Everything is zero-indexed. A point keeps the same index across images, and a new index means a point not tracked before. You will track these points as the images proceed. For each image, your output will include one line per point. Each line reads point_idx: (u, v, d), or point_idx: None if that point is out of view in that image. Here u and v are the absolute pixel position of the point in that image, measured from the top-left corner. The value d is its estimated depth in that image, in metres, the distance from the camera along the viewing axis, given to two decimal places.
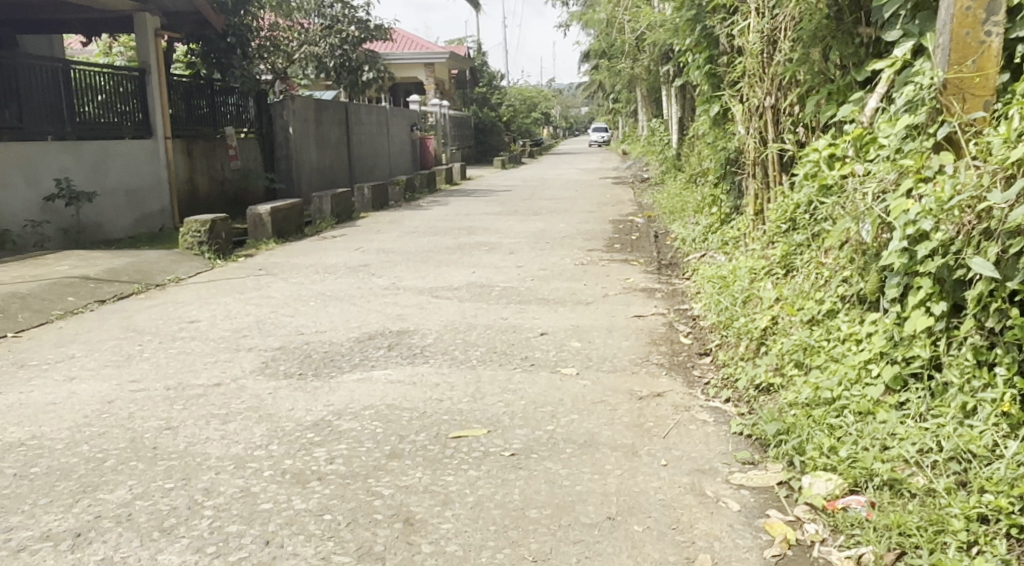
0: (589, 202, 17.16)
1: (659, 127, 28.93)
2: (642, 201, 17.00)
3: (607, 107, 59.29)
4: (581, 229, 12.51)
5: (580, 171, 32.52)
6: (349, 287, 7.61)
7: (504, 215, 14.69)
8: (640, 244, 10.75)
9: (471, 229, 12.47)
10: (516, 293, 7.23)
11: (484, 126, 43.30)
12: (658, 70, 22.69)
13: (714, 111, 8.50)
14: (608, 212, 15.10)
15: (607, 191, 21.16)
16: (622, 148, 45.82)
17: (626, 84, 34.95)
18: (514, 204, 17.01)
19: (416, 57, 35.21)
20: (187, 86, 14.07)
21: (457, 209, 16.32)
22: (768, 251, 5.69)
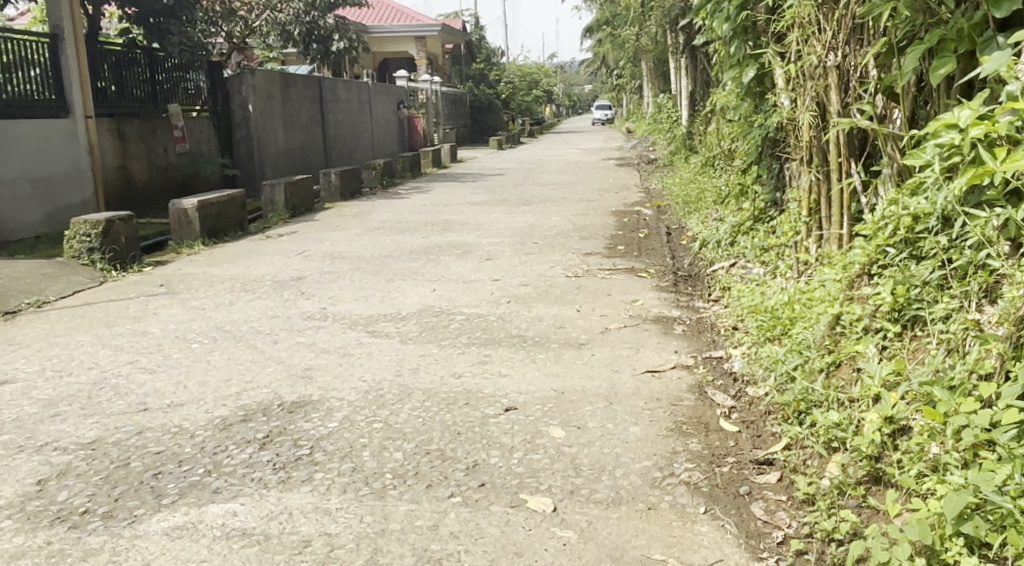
0: (591, 188, 15.23)
1: (668, 103, 26.82)
2: (651, 187, 15.04)
3: (611, 84, 57.00)
4: (578, 224, 10.57)
5: (583, 151, 30.59)
6: (262, 313, 5.72)
7: (490, 206, 12.73)
8: (650, 245, 8.81)
9: (448, 224, 10.54)
10: (481, 327, 5.32)
11: (481, 105, 41.22)
12: (667, 39, 20.78)
13: (749, 76, 6.56)
14: (610, 201, 13.16)
15: (611, 173, 19.29)
16: (627, 126, 43.62)
17: (631, 58, 32.95)
18: (505, 191, 15.07)
19: (407, 30, 33.21)
20: (119, 56, 12.10)
21: (440, 198, 14.39)
22: (855, 283, 3.84)
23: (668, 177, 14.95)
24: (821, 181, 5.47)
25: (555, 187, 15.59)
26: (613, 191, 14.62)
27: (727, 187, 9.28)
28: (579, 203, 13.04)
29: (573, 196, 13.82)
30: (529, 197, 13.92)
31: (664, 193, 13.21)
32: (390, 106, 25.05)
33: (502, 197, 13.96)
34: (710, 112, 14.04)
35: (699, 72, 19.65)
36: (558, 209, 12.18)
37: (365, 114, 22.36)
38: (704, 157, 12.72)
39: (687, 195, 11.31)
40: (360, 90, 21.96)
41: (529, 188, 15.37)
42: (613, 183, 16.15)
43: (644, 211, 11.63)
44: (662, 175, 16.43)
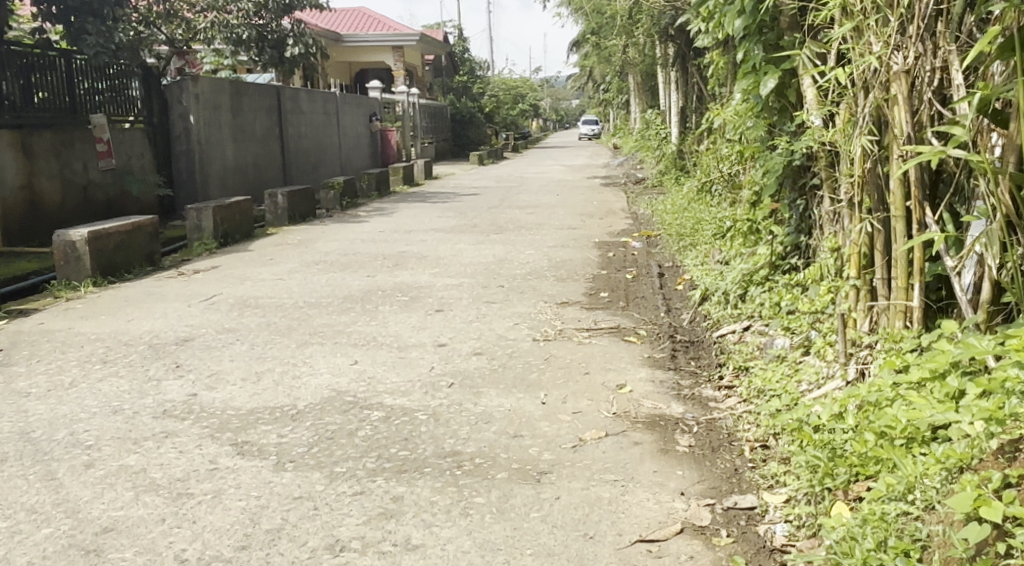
0: (572, 212, 13.71)
1: (657, 119, 25.38)
2: (639, 211, 13.55)
3: (599, 99, 55.58)
4: (554, 259, 9.02)
5: (568, 168, 29.13)
6: (99, 405, 4.15)
7: (457, 234, 11.18)
8: (638, 290, 7.24)
9: (400, 260, 8.97)
10: (399, 434, 3.74)
11: (462, 118, 39.68)
12: (659, 49, 19.38)
13: (768, 86, 4.97)
14: (592, 228, 11.65)
15: (596, 194, 17.82)
16: (614, 141, 42.18)
17: (619, 70, 31.53)
18: (476, 215, 13.53)
19: (384, 39, 31.71)
20: (27, 58, 10.58)
21: (403, 222, 12.84)
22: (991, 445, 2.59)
23: (659, 201, 13.46)
24: (878, 232, 3.88)
25: (533, 210, 14.08)
26: (597, 216, 13.10)
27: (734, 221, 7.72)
28: (558, 231, 11.51)
29: (550, 222, 12.30)
30: (502, 223, 12.38)
31: (655, 220, 11.69)
32: (358, 118, 23.51)
33: (471, 223, 12.42)
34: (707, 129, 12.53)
35: (691, 86, 18.20)
36: (533, 239, 10.63)
37: (328, 128, 20.79)
38: (700, 179, 11.21)
39: (682, 227, 9.76)
40: (322, 101, 20.39)
41: (503, 212, 13.87)
42: (596, 207, 14.65)
43: (631, 243, 10.11)
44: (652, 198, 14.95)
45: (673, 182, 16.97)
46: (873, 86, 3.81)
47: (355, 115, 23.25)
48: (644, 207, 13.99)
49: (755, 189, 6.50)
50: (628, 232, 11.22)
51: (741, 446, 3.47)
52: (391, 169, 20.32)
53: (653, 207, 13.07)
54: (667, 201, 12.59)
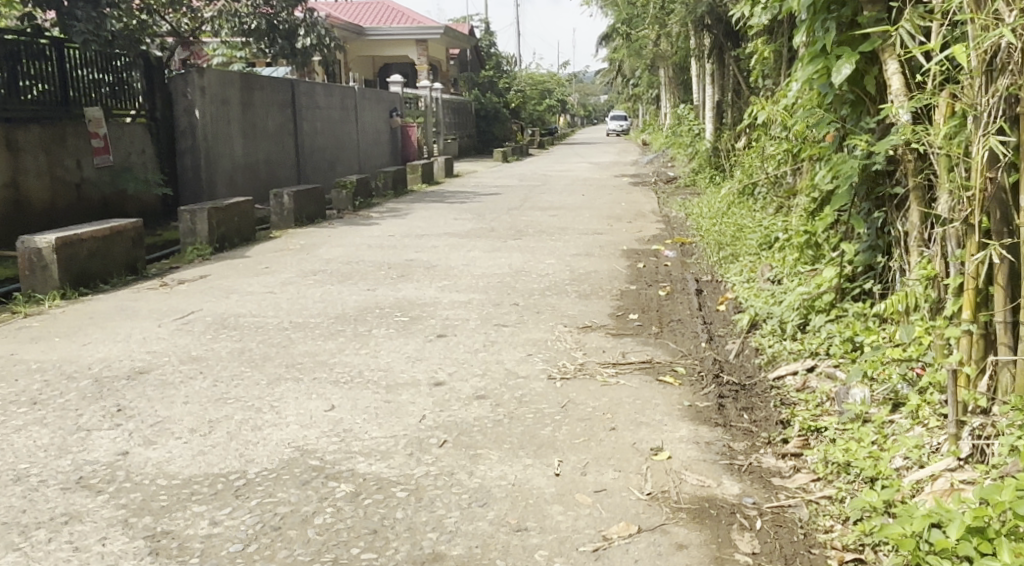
0: (598, 214, 12.83)
1: (689, 115, 24.42)
2: (671, 214, 12.66)
3: (627, 95, 54.54)
4: (576, 271, 8.14)
5: (595, 166, 28.22)
6: (1, 470, 3.32)
7: (473, 240, 10.33)
8: (673, 312, 6.38)
9: (407, 271, 8.13)
10: (367, 526, 2.87)
11: (487, 114, 38.84)
12: (694, 41, 18.44)
13: (843, 73, 4.31)
14: (621, 233, 10.78)
15: (624, 195, 16.92)
16: (643, 137, 41.22)
17: (649, 64, 30.56)
18: (497, 217, 12.68)
19: (407, 33, 30.97)
20: (14, 47, 9.83)
21: (417, 224, 12.03)
22: None
23: (694, 205, 12.56)
24: (1002, 265, 3.00)
25: (558, 212, 13.22)
26: (625, 219, 12.21)
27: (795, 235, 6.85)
28: (583, 236, 10.63)
29: (575, 226, 11.44)
30: (523, 226, 11.53)
31: (688, 227, 10.79)
32: (377, 114, 22.86)
33: (490, 226, 11.59)
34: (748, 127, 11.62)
35: (727, 79, 17.27)
36: (556, 246, 9.76)
37: (346, 125, 20.13)
38: (741, 181, 10.27)
39: (721, 236, 8.86)
40: (340, 97, 19.77)
41: (525, 214, 13.02)
42: (624, 208, 13.77)
43: (664, 252, 9.20)
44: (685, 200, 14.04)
45: (707, 182, 16.05)
46: (1007, 71, 2.91)
47: (374, 111, 22.61)
48: (677, 209, 13.12)
49: (819, 200, 5.78)
50: (659, 239, 10.33)
51: (827, 558, 2.72)
52: (410, 167, 19.51)
53: (687, 211, 12.15)
54: (702, 205, 11.69)
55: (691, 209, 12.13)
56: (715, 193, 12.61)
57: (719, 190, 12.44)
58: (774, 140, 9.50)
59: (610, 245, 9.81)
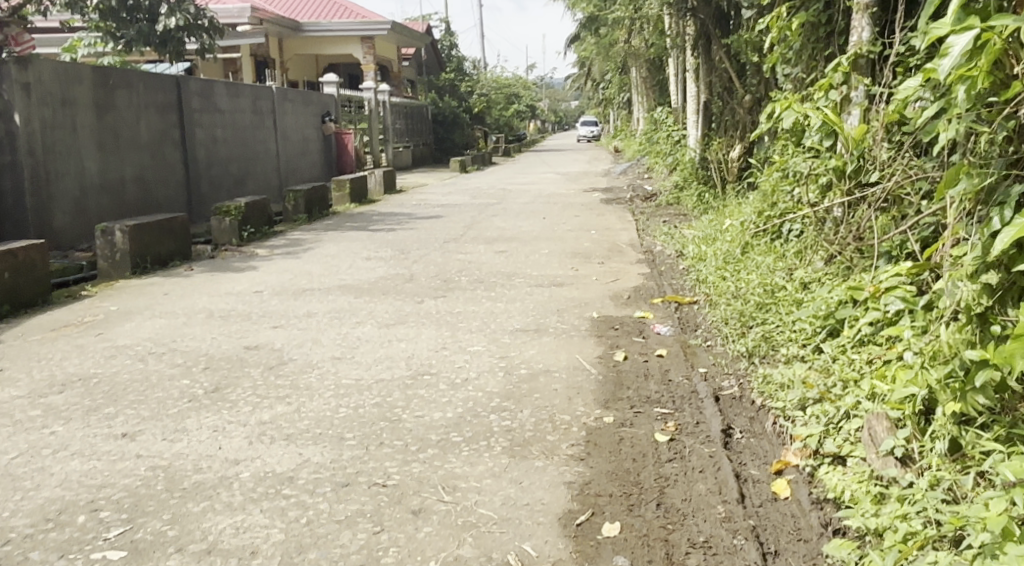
0: (558, 251, 9.71)
1: (668, 120, 21.39)
2: (657, 251, 9.47)
3: (598, 99, 51.68)
4: (509, 373, 4.93)
5: (563, 176, 25.19)
6: None
7: (373, 300, 7.11)
8: (689, 507, 3.17)
9: (231, 381, 4.90)
10: None
11: (446, 119, 35.62)
12: (677, 26, 15.62)
13: None
14: (587, 286, 7.59)
15: (594, 218, 13.84)
16: (615, 143, 38.26)
17: (621, 61, 27.61)
18: (423, 257, 9.46)
19: (352, 28, 28.06)
20: None
21: (310, 270, 8.80)
22: None
23: (688, 237, 9.28)
24: None
25: (505, 248, 10.06)
26: (594, 260, 9.01)
27: (918, 343, 3.70)
28: (533, 291, 7.44)
29: (524, 272, 8.26)
30: (452, 273, 8.33)
31: (686, 274, 7.55)
32: (304, 118, 19.82)
33: (408, 272, 8.38)
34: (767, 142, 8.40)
35: (717, 75, 14.37)
36: (490, 312, 6.57)
37: (257, 131, 17.21)
38: (762, 208, 7.04)
39: (745, 303, 5.62)
40: (249, 97, 16.86)
41: (461, 250, 9.83)
42: (594, 240, 10.63)
43: (656, 324, 5.93)
44: (676, 228, 10.83)
45: (700, 205, 13.04)
46: None
47: (300, 116, 19.58)
48: (664, 242, 9.86)
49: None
50: (646, 295, 7.11)
51: None
52: (337, 183, 16.23)
53: (682, 245, 8.87)
54: (700, 242, 8.44)
55: (686, 243, 8.86)
56: (715, 222, 9.40)
57: (723, 219, 9.25)
58: (811, 152, 6.39)
59: (570, 310, 6.61)
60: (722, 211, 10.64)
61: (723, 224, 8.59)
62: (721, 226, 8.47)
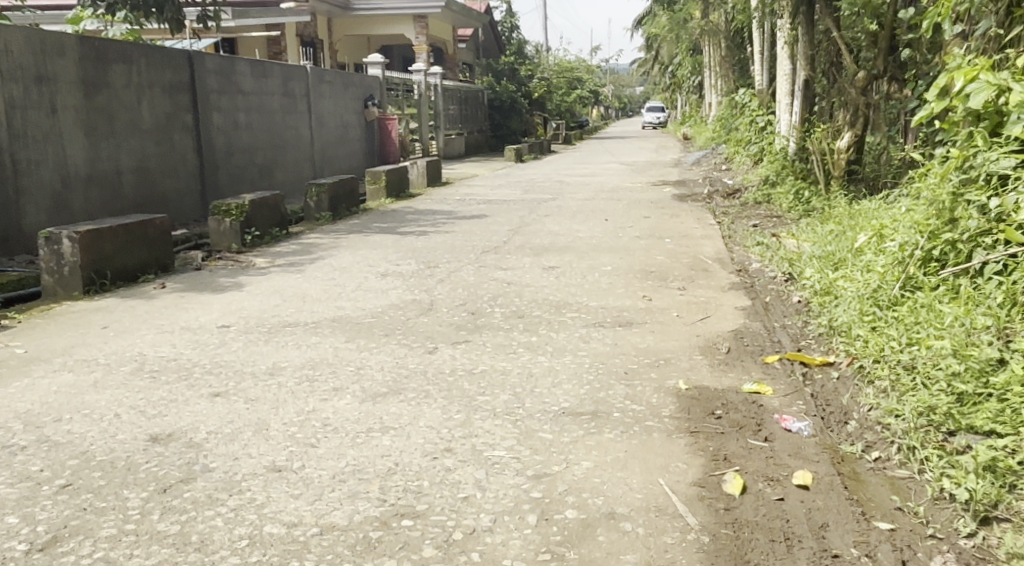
0: (622, 275, 7.74)
1: (752, 106, 19.50)
2: (774, 278, 7.65)
3: (664, 85, 49.38)
4: (547, 520, 3.02)
5: (629, 166, 23.18)
6: None
7: (367, 348, 5.18)
8: None
9: (83, 522, 2.97)
10: None
11: (503, 105, 33.67)
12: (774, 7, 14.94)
13: None
14: (672, 345, 5.45)
15: (666, 220, 11.84)
16: (683, 131, 36.16)
17: (699, 37, 25.54)
18: (452, 280, 7.50)
19: (403, 7, 26.05)
20: None
21: (305, 291, 6.91)
22: None
23: (823, 252, 7.46)
24: None
25: (558, 270, 8.05)
26: (671, 294, 6.95)
27: None
28: (591, 349, 5.37)
29: (577, 314, 6.25)
30: (485, 310, 6.37)
31: (823, 318, 5.67)
32: (343, 103, 17.92)
33: (428, 308, 6.42)
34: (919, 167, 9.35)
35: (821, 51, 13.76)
36: (534, 389, 4.48)
37: (287, 116, 15.30)
38: (937, 226, 5.15)
39: (939, 395, 3.76)
40: (279, 78, 14.97)
41: (500, 273, 7.86)
42: (669, 260, 8.59)
43: (784, 417, 4.01)
44: (798, 240, 9.29)
45: (810, 216, 11.76)
46: None
47: (338, 99, 17.67)
48: (782, 263, 8.06)
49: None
50: (758, 367, 4.96)
51: None
52: (371, 175, 14.41)
53: (815, 266, 7.05)
54: (844, 266, 6.56)
55: (819, 265, 7.02)
56: (857, 236, 7.53)
57: (856, 235, 7.63)
58: None
59: (653, 391, 4.49)
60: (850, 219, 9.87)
61: (871, 242, 6.70)
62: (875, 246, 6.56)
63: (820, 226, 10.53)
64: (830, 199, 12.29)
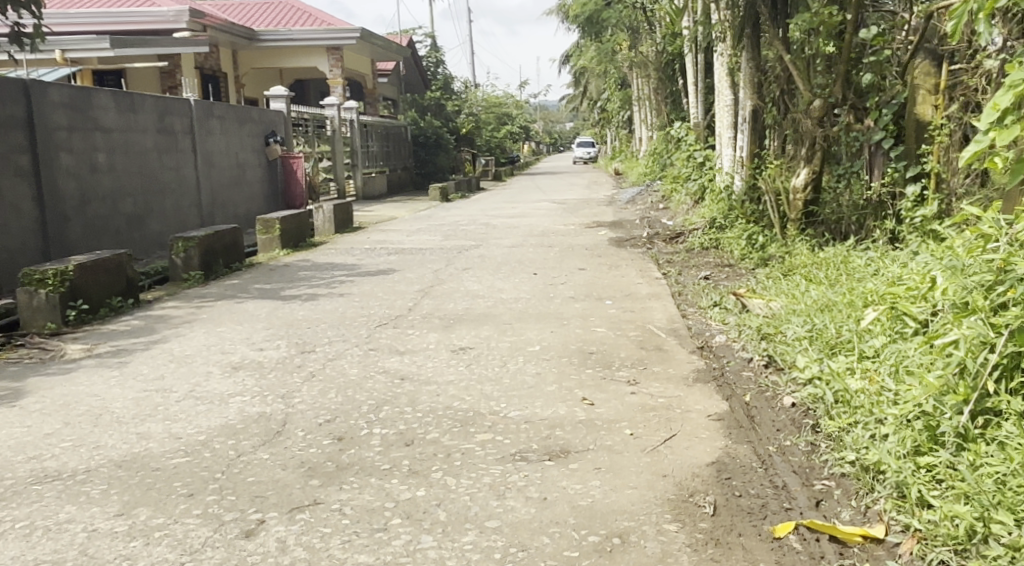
0: (551, 362, 5.89)
1: (688, 139, 17.95)
2: (744, 361, 5.87)
3: (596, 119, 48.16)
4: None
5: (560, 205, 21.51)
6: None
7: (144, 537, 3.26)
8: None
9: None
10: None
11: (427, 141, 31.85)
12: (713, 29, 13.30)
13: None
14: (634, 503, 3.57)
15: (604, 274, 10.08)
16: (615, 166, 34.74)
17: (632, 68, 24.10)
18: (325, 377, 5.55)
19: (315, 39, 24.14)
20: None
21: (108, 406, 4.94)
22: None
23: (820, 326, 5.76)
24: None
25: (471, 354, 6.15)
26: (623, 396, 5.07)
27: None
28: (509, 517, 3.46)
29: (490, 439, 4.36)
30: (358, 433, 4.45)
31: (842, 445, 3.95)
32: (238, 139, 15.86)
33: (275, 435, 4.46)
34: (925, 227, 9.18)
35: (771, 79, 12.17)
36: None
37: (164, 157, 13.21)
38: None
39: None
40: (153, 111, 12.94)
41: (393, 362, 5.94)
42: (614, 333, 6.76)
43: None
44: (771, 302, 7.58)
45: (769, 268, 10.10)
46: None
47: (232, 135, 15.59)
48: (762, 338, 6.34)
49: None
50: (770, 553, 3.20)
51: None
52: (263, 223, 12.36)
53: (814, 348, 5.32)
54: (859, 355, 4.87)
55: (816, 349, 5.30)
56: (862, 307, 5.86)
57: (858, 306, 5.91)
58: None
59: None
60: (828, 278, 8.22)
61: (890, 321, 5.01)
62: (899, 330, 4.88)
63: (785, 282, 8.89)
64: (790, 246, 10.68)
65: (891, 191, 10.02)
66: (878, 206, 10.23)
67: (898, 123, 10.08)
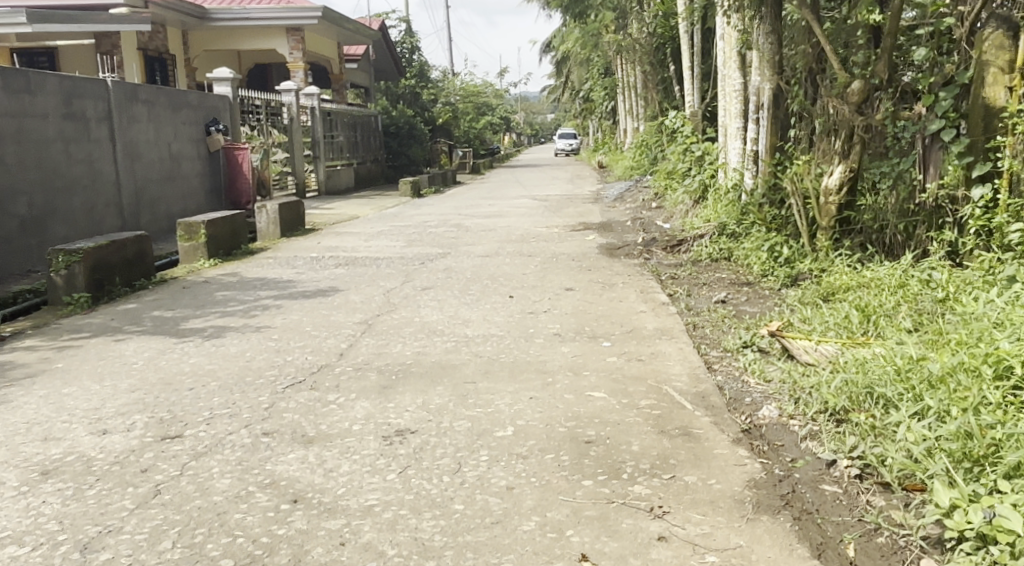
0: (526, 462, 3.94)
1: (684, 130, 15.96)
2: (818, 460, 3.93)
3: (578, 110, 46.18)
4: None
5: (540, 203, 19.56)
6: None
7: None
8: None
9: None
10: None
11: (399, 131, 29.74)
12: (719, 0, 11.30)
13: None
14: None
15: (596, 297, 8.12)
16: (599, 159, 32.82)
17: (619, 53, 22.15)
18: (174, 500, 3.56)
19: (274, 19, 21.99)
20: None
21: None
22: None
23: (940, 415, 3.90)
24: None
25: (410, 445, 4.14)
26: (647, 549, 3.18)
27: None
28: None
29: None
30: None
31: None
32: (172, 128, 13.71)
33: None
34: (1001, 239, 7.21)
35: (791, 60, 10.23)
36: None
37: (72, 147, 11.06)
38: None
39: None
40: (56, 93, 10.82)
41: (290, 462, 3.92)
42: (621, 406, 4.76)
43: None
44: (830, 346, 5.63)
45: (802, 291, 8.16)
46: None
47: (164, 122, 13.45)
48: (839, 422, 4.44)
49: None
50: None
51: None
52: (184, 228, 10.25)
53: (954, 462, 3.42)
54: None
55: (953, 462, 3.42)
56: (1000, 386, 3.99)
57: (988, 383, 4.04)
58: None
59: None
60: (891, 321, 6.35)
61: None
62: None
63: (832, 312, 6.92)
64: (824, 263, 8.73)
65: (950, 193, 8.06)
66: (934, 212, 8.31)
67: (960, 110, 8.06)
